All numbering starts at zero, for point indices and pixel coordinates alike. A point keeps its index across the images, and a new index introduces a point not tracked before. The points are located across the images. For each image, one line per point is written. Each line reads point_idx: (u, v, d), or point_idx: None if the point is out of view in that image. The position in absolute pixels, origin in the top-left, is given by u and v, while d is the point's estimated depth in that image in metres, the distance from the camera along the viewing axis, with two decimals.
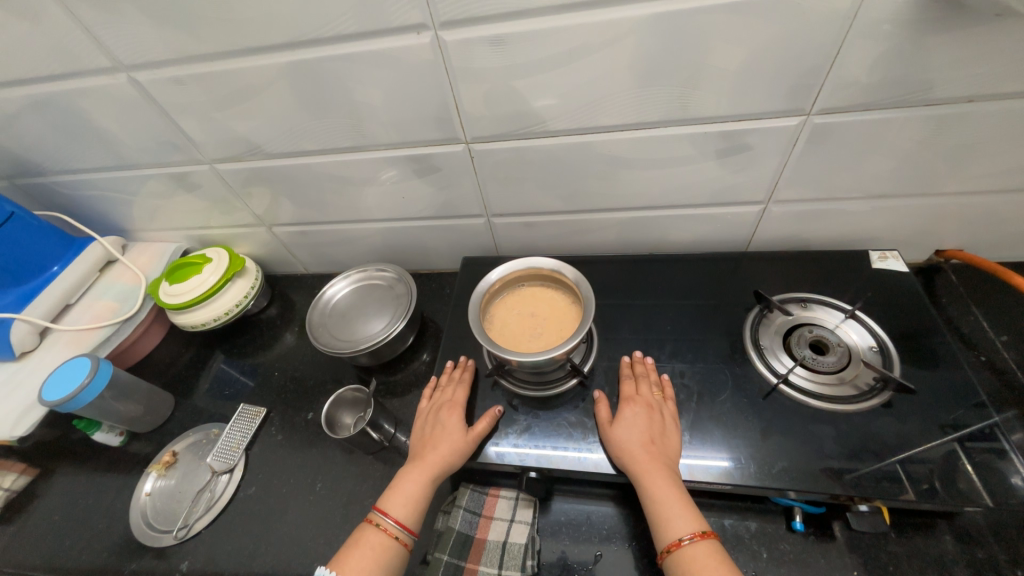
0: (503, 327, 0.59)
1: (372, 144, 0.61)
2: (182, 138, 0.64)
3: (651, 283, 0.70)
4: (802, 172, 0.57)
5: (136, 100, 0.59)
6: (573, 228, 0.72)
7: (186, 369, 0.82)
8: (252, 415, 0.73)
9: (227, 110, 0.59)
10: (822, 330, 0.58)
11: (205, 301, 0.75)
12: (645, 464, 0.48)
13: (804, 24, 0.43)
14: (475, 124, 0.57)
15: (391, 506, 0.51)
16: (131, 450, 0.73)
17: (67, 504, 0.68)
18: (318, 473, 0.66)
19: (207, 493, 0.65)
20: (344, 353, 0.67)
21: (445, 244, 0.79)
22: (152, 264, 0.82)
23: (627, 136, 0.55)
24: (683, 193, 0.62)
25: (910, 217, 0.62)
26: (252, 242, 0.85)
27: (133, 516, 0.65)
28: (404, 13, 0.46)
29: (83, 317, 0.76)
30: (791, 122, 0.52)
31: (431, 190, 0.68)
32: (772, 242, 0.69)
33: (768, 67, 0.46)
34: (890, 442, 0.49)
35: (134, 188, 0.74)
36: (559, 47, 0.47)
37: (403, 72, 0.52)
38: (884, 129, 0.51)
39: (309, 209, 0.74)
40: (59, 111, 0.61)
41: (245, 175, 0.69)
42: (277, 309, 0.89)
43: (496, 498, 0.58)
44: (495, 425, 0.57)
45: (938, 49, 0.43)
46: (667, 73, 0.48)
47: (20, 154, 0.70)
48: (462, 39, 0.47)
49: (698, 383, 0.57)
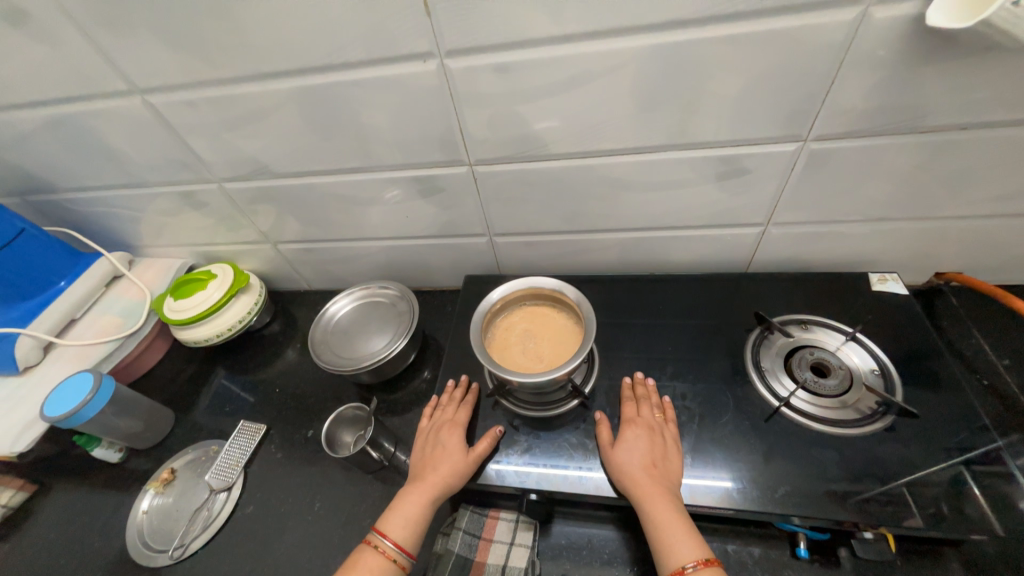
0: (504, 347, 0.59)
1: (377, 164, 0.62)
2: (192, 157, 0.65)
3: (652, 302, 0.70)
4: (800, 195, 0.58)
5: (150, 121, 0.60)
6: (575, 247, 0.72)
7: (187, 384, 0.83)
8: (253, 432, 0.72)
9: (237, 132, 0.60)
10: (823, 352, 0.58)
11: (208, 316, 0.76)
12: (647, 488, 0.48)
13: (799, 55, 0.44)
14: (478, 147, 0.58)
15: (390, 526, 0.51)
16: (129, 467, 0.73)
17: (65, 522, 0.68)
18: (317, 492, 0.65)
19: (205, 512, 0.65)
20: (346, 371, 0.67)
21: (447, 263, 0.80)
22: (157, 279, 0.83)
23: (627, 160, 0.57)
24: (683, 214, 0.63)
25: (908, 239, 0.62)
26: (256, 258, 0.86)
27: (129, 536, 0.64)
28: (413, 42, 0.47)
29: (87, 332, 0.76)
30: (789, 148, 0.53)
31: (434, 211, 0.69)
32: (772, 262, 0.69)
33: (763, 97, 0.48)
34: (894, 467, 0.48)
35: (144, 205, 0.76)
36: (562, 75, 0.49)
37: (410, 97, 0.53)
38: (880, 155, 0.52)
39: (314, 227, 0.75)
40: (74, 131, 0.63)
41: (252, 194, 0.70)
42: (279, 324, 0.90)
43: (496, 520, 0.57)
44: (496, 445, 0.57)
45: (930, 79, 0.44)
46: (665, 100, 0.49)
47: (34, 173, 0.71)
48: (467, 67, 0.49)
49: (701, 405, 0.57)
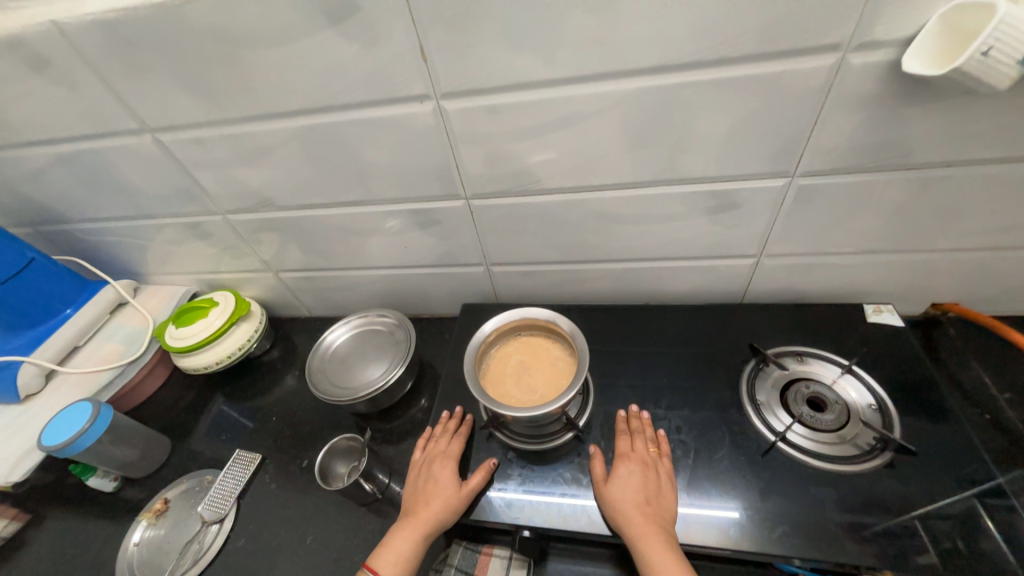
0: (498, 379, 0.59)
1: (376, 197, 0.64)
2: (199, 190, 0.67)
3: (648, 332, 0.70)
4: (791, 228, 0.59)
5: (159, 158, 0.63)
6: (571, 277, 0.73)
7: (185, 411, 0.83)
8: (248, 461, 0.72)
9: (242, 167, 0.62)
10: (819, 385, 0.57)
11: (208, 344, 0.77)
12: (641, 527, 0.47)
13: (782, 97, 0.46)
14: (474, 182, 0.60)
15: (381, 563, 0.50)
16: (123, 496, 0.72)
17: (56, 553, 0.67)
18: (309, 525, 0.64)
19: (196, 545, 0.64)
20: (342, 400, 0.67)
21: (445, 291, 0.81)
22: (161, 307, 0.84)
23: (619, 195, 0.58)
24: (676, 246, 0.64)
25: (902, 271, 0.62)
26: (258, 285, 0.87)
27: (120, 569, 0.63)
28: (410, 85, 0.50)
29: (89, 359, 0.77)
30: (777, 184, 0.54)
31: (431, 241, 0.70)
32: (768, 292, 0.69)
33: (749, 136, 0.49)
34: (895, 506, 0.47)
35: (151, 235, 0.78)
36: (554, 115, 0.50)
37: (408, 135, 0.55)
38: (867, 190, 0.53)
39: (315, 256, 0.77)
40: (87, 166, 0.66)
41: (256, 224, 0.72)
42: (279, 351, 0.90)
43: (489, 557, 0.56)
44: (490, 479, 0.56)
45: (910, 119, 0.45)
46: (654, 139, 0.51)
47: (47, 205, 0.74)
48: (462, 108, 0.51)
49: (696, 439, 0.56)
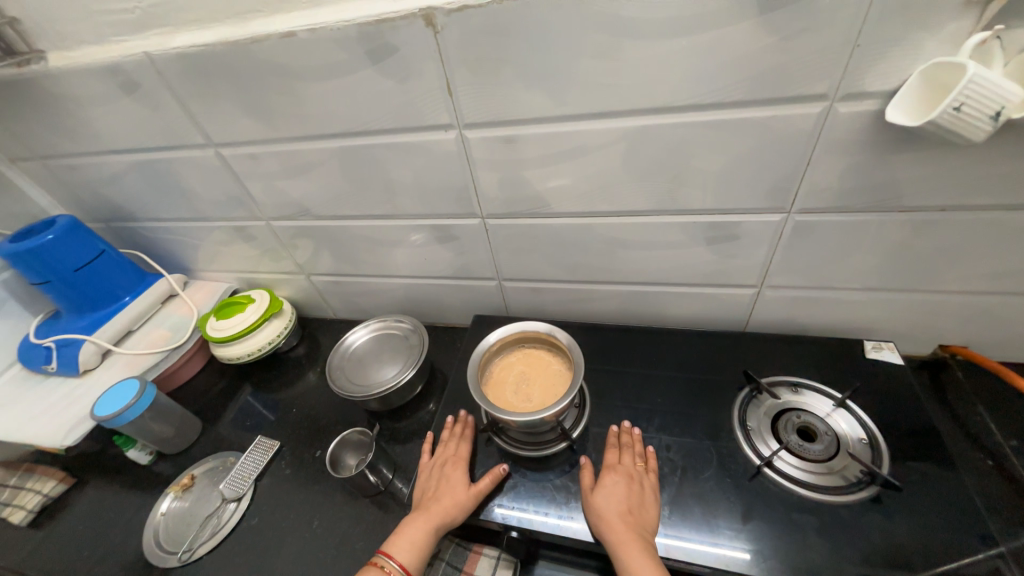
0: (499, 386, 0.63)
1: (401, 213, 0.71)
2: (249, 198, 0.76)
3: (649, 353, 0.72)
4: (790, 262, 0.61)
5: (219, 169, 0.72)
6: (577, 296, 0.77)
7: (217, 397, 0.90)
8: (267, 448, 0.78)
9: (288, 180, 0.70)
10: (810, 416, 0.58)
11: (243, 336, 0.84)
12: (623, 535, 0.49)
13: (774, 139, 0.49)
14: (490, 203, 0.65)
15: (396, 548, 0.54)
16: (155, 470, 0.80)
17: (94, 516, 0.75)
18: (316, 511, 0.69)
19: (214, 520, 0.70)
20: (357, 396, 0.72)
21: (459, 302, 0.86)
22: (205, 300, 0.93)
23: (623, 222, 0.62)
24: (678, 273, 0.67)
25: (905, 310, 0.63)
26: (292, 286, 0.95)
27: (146, 535, 0.70)
28: (437, 115, 0.56)
29: (140, 343, 0.87)
30: (774, 219, 0.57)
31: (449, 255, 0.76)
32: (770, 323, 0.71)
33: (745, 173, 0.53)
34: (876, 540, 0.48)
35: (204, 236, 0.87)
36: (564, 147, 0.55)
37: (432, 159, 0.61)
38: (862, 229, 0.55)
39: (344, 262, 0.84)
40: (158, 173, 0.75)
41: (295, 231, 0.80)
42: (304, 348, 0.97)
43: (478, 555, 0.59)
44: (500, 484, 0.59)
45: (899, 164, 0.48)
46: (654, 171, 0.55)
47: (120, 204, 0.84)
48: (481, 137, 0.57)
49: (684, 458, 0.58)
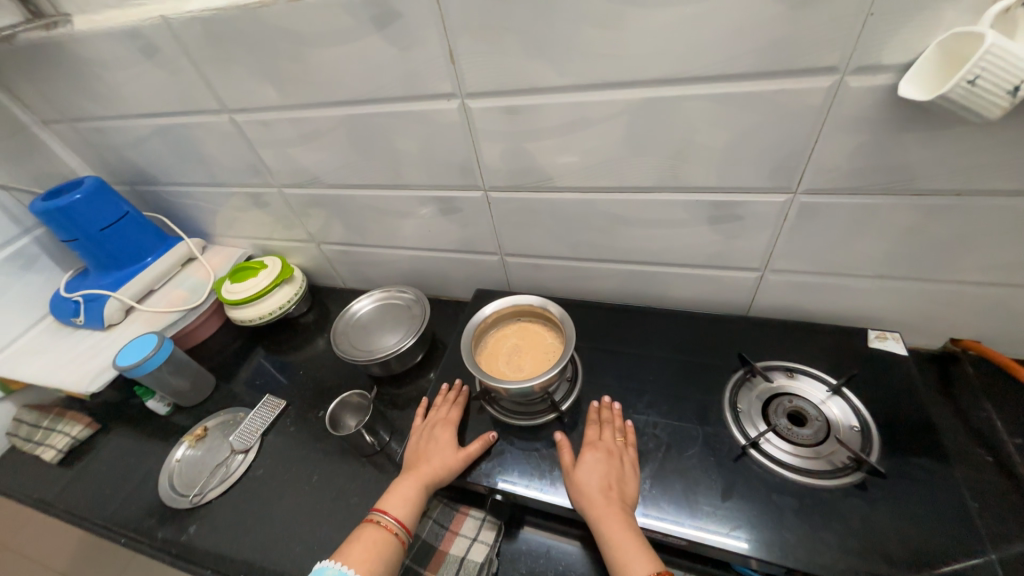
0: (492, 356, 0.64)
1: (407, 184, 0.71)
2: (262, 165, 0.78)
3: (646, 333, 0.72)
4: (794, 246, 0.60)
5: (233, 135, 0.74)
6: (579, 273, 0.77)
7: (231, 357, 0.95)
8: (274, 405, 0.82)
9: (298, 148, 0.72)
10: (803, 401, 0.58)
11: (255, 300, 0.88)
12: (603, 509, 0.50)
13: (780, 115, 0.47)
14: (492, 176, 0.65)
15: (390, 504, 0.56)
16: (172, 421, 0.85)
17: (117, 459, 0.81)
18: (316, 466, 0.73)
19: (224, 468, 0.74)
20: (359, 360, 0.75)
21: (463, 276, 0.87)
22: (221, 264, 0.97)
23: (625, 198, 0.61)
24: (679, 253, 0.66)
25: (915, 300, 0.61)
26: (303, 255, 0.98)
27: (163, 478, 0.75)
28: (440, 84, 0.56)
29: (160, 302, 0.91)
30: (779, 199, 0.55)
31: (453, 228, 0.77)
32: (772, 308, 0.69)
33: (749, 151, 0.51)
34: (856, 525, 0.48)
35: (221, 201, 0.90)
36: (565, 119, 0.55)
37: (435, 129, 0.62)
38: (871, 213, 0.53)
39: (352, 232, 0.86)
40: (176, 137, 0.78)
41: (305, 199, 0.82)
42: (314, 315, 1.01)
43: (465, 516, 0.62)
44: (488, 449, 0.61)
45: (911, 144, 0.46)
46: (657, 147, 0.54)
47: (143, 168, 0.88)
48: (483, 107, 0.57)
49: (670, 435, 0.58)
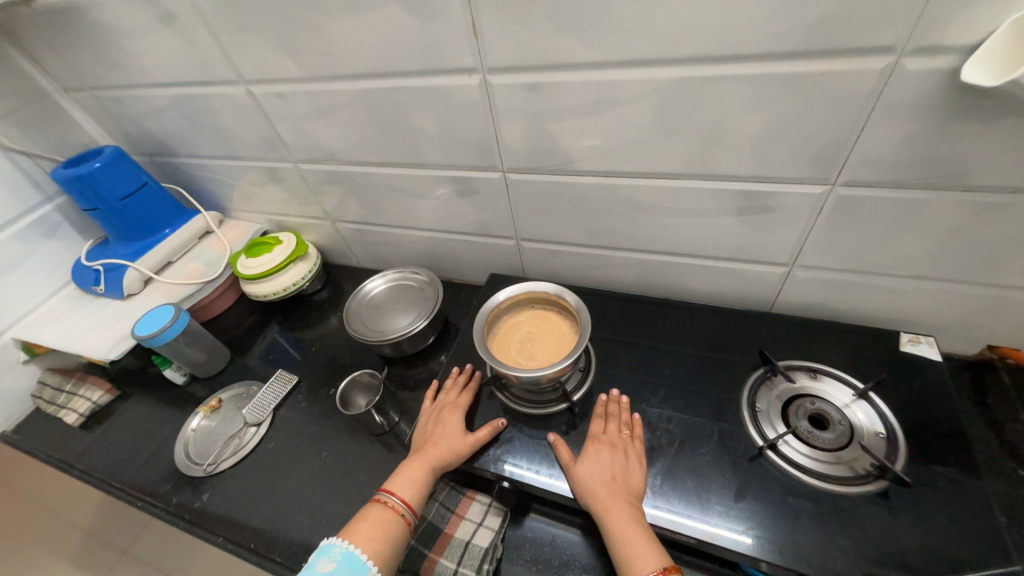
0: (505, 343, 0.63)
1: (424, 162, 0.70)
2: (278, 139, 0.77)
3: (664, 325, 0.70)
4: (828, 241, 0.56)
5: (250, 107, 0.73)
6: (597, 261, 0.75)
7: (245, 331, 0.96)
8: (286, 381, 0.83)
9: (315, 122, 0.70)
10: (825, 404, 0.56)
11: (270, 275, 0.88)
12: (607, 501, 0.50)
13: (824, 99, 0.44)
14: (511, 156, 0.63)
15: (397, 485, 0.57)
16: (188, 390, 0.86)
17: (136, 425, 0.83)
18: (326, 442, 0.74)
19: (237, 440, 0.76)
20: (371, 340, 0.75)
21: (478, 259, 0.86)
22: (237, 239, 0.97)
23: (650, 184, 0.59)
24: (703, 245, 0.63)
25: (954, 304, 0.57)
26: (318, 232, 0.97)
27: (178, 446, 0.77)
28: (461, 58, 0.54)
29: (177, 274, 0.92)
30: (815, 191, 0.52)
31: (470, 210, 0.75)
32: (798, 306, 0.67)
33: (787, 138, 0.48)
34: (874, 534, 0.46)
35: (238, 175, 0.90)
36: (591, 98, 0.52)
37: (453, 106, 0.59)
38: (915, 209, 0.50)
39: (368, 211, 0.85)
40: (194, 108, 0.77)
41: (321, 175, 0.81)
42: (328, 293, 1.01)
43: (471, 500, 0.62)
44: (497, 435, 0.60)
45: (968, 135, 0.42)
46: (687, 131, 0.51)
47: (162, 139, 0.87)
48: (505, 83, 0.54)
49: (683, 431, 0.57)
